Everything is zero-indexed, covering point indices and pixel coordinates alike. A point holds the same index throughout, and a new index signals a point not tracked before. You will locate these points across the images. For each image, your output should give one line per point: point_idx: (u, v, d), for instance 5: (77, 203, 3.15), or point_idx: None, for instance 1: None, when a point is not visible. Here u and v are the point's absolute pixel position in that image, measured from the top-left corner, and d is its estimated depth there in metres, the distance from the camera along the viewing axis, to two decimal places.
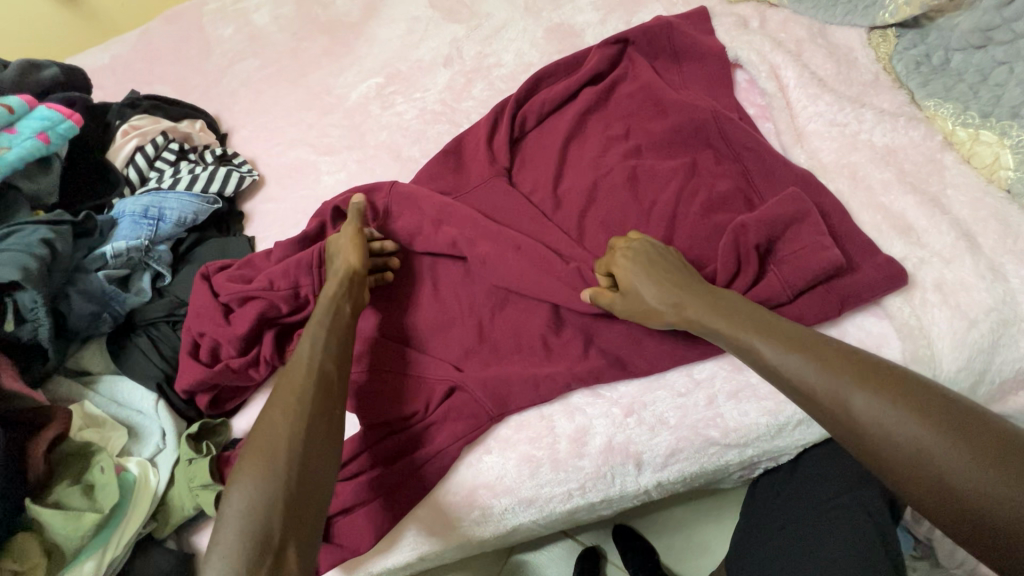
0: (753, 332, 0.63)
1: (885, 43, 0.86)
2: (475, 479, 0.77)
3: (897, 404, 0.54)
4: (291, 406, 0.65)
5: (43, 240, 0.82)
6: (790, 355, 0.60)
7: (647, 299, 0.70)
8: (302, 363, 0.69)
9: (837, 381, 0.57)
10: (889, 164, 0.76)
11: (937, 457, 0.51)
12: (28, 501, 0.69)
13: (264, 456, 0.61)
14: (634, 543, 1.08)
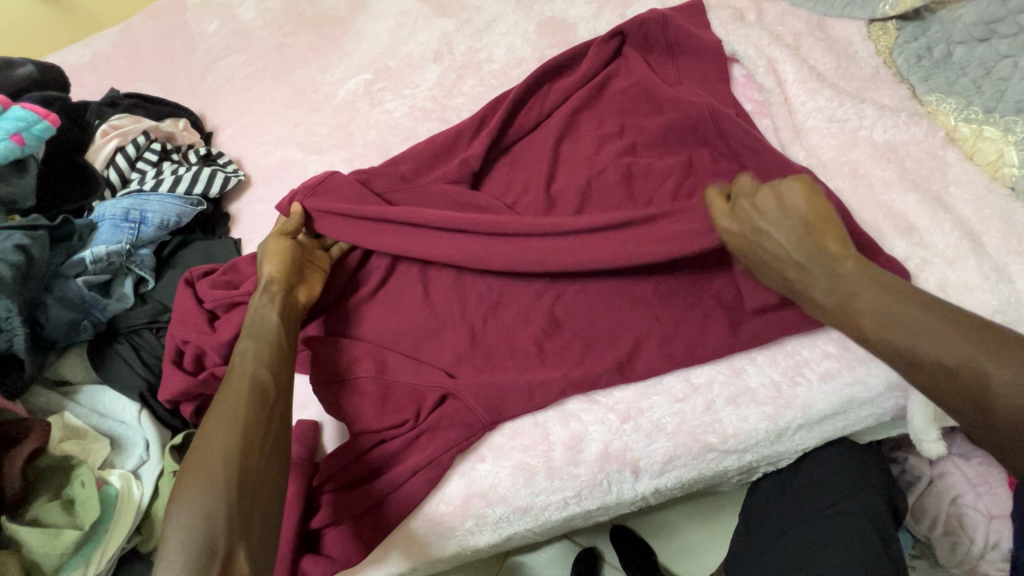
0: (880, 316, 0.57)
1: (885, 36, 0.84)
2: (469, 488, 0.75)
3: None
4: (232, 411, 0.62)
5: (18, 246, 0.79)
6: (918, 338, 0.55)
7: (766, 266, 0.66)
8: (233, 375, 0.66)
9: (974, 369, 0.52)
10: (890, 161, 0.74)
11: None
12: (4, 519, 0.67)
13: (201, 470, 0.58)
14: (631, 544, 1.07)
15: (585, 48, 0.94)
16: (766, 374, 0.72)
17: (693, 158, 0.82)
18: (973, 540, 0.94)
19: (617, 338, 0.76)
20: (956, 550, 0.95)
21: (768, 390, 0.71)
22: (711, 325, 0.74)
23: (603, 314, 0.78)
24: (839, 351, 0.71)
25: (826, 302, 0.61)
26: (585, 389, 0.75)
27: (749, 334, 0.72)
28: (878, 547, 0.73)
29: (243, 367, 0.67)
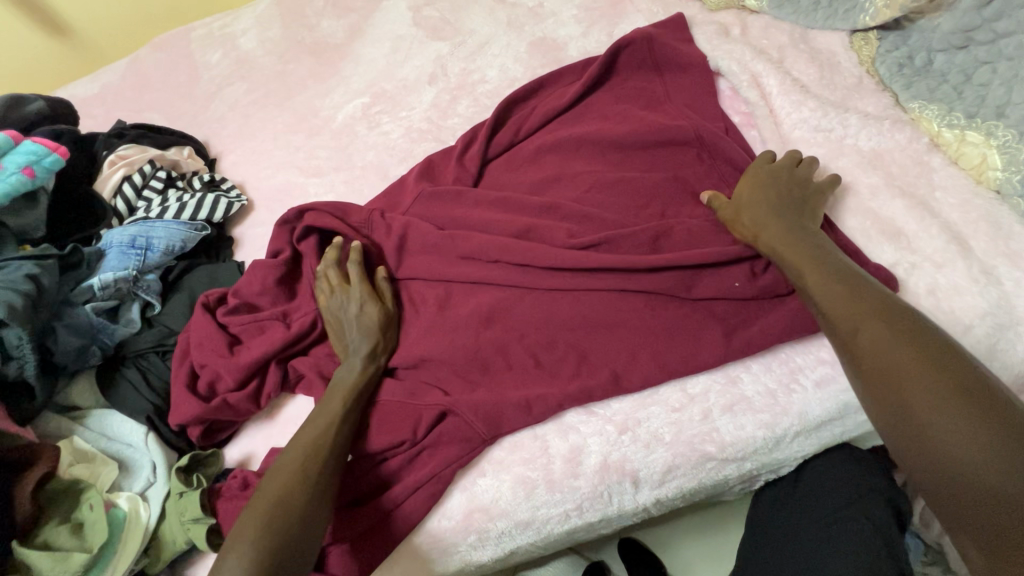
0: (812, 277, 0.66)
1: (867, 46, 0.85)
2: (471, 503, 0.76)
3: (904, 341, 0.58)
4: (321, 447, 0.71)
5: (29, 275, 0.81)
6: (833, 302, 0.63)
7: (745, 206, 0.75)
8: (331, 411, 0.75)
9: (859, 311, 0.61)
10: (875, 168, 0.75)
11: (937, 423, 0.53)
12: (15, 544, 0.68)
13: (286, 494, 0.67)
14: (638, 557, 1.07)
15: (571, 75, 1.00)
16: (762, 382, 0.72)
17: (681, 171, 0.84)
18: None
19: (616, 350, 0.77)
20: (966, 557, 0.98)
21: (763, 398, 0.71)
22: (705, 333, 0.75)
23: (598, 326, 0.79)
24: (832, 357, 0.72)
25: (768, 248, 0.72)
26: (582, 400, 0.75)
27: (743, 342, 0.73)
28: (883, 553, 0.72)
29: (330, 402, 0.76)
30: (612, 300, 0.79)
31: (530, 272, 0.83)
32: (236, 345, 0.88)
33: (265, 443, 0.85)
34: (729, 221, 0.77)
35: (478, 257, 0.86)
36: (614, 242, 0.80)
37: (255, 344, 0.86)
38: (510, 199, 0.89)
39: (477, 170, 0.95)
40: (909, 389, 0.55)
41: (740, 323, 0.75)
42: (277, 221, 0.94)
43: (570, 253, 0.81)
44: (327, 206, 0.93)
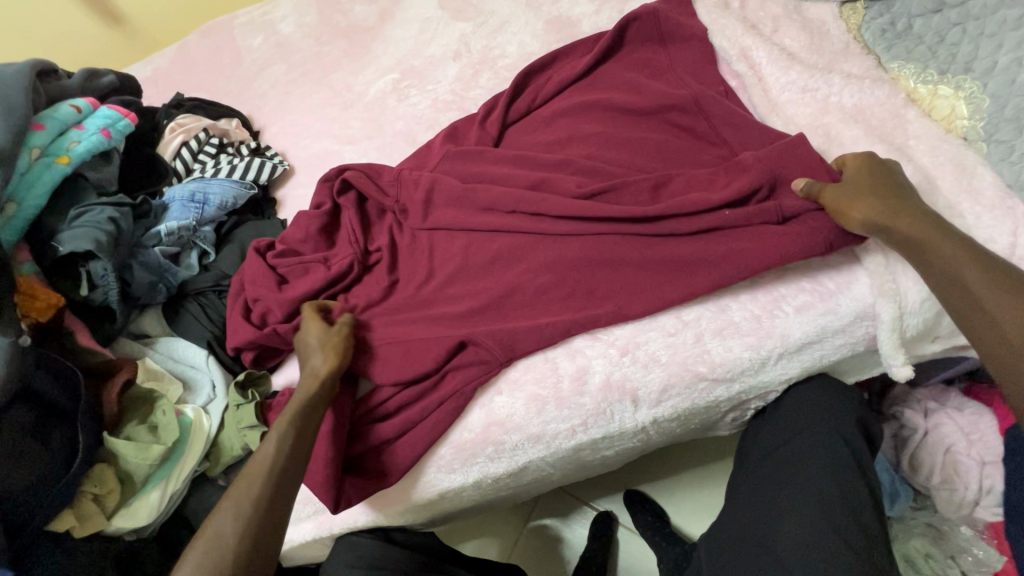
0: (999, 300, 0.64)
1: (854, 15, 0.93)
2: (489, 417, 0.86)
3: (1005, 287, 0.64)
4: (248, 494, 0.71)
5: (110, 218, 0.94)
6: (958, 249, 0.68)
7: (859, 196, 0.73)
8: (262, 460, 0.74)
9: (964, 261, 0.67)
10: (857, 122, 0.83)
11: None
12: (105, 435, 0.81)
13: (208, 545, 0.68)
14: (641, 503, 1.17)
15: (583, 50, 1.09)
16: (748, 309, 0.81)
17: (679, 129, 0.93)
18: (967, 486, 1.02)
19: (618, 286, 0.86)
20: (952, 497, 1.03)
21: (749, 322, 0.80)
22: (703, 266, 0.81)
23: (604, 263, 0.87)
24: (812, 286, 0.80)
25: (928, 263, 0.69)
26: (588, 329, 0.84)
27: (742, 267, 0.79)
28: (852, 467, 0.81)
29: (249, 480, 0.73)
30: (615, 244, 0.87)
31: (542, 218, 0.92)
32: (284, 284, 0.98)
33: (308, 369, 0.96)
34: (834, 204, 0.75)
35: (496, 209, 0.95)
36: (617, 190, 0.89)
37: (302, 282, 0.97)
38: (524, 156, 0.99)
39: (498, 131, 1.05)
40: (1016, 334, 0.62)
41: (740, 253, 0.79)
42: (319, 180, 1.06)
43: (580, 201, 0.89)
44: (363, 166, 1.05)
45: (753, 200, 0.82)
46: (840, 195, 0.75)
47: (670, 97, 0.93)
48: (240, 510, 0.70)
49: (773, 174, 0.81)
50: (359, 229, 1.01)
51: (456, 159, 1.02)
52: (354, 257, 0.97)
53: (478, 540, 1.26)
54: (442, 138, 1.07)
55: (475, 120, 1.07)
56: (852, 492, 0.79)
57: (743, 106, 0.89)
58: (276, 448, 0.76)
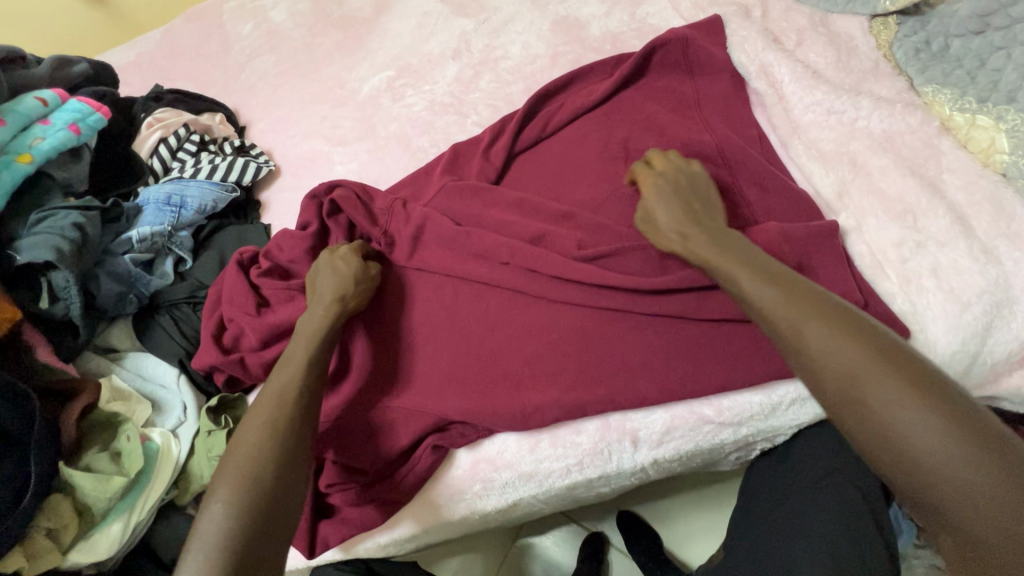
0: (828, 331, 0.56)
1: (885, 31, 0.87)
2: (478, 453, 0.81)
3: (914, 401, 0.50)
4: (271, 417, 0.69)
5: (75, 224, 0.87)
6: (846, 341, 0.55)
7: (659, 217, 0.73)
8: (278, 388, 0.72)
9: (856, 365, 0.53)
10: (886, 150, 0.77)
11: (994, 518, 0.45)
12: (61, 464, 0.74)
13: (241, 477, 0.64)
14: (634, 529, 1.12)
15: (597, 66, 1.01)
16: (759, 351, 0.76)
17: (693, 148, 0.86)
18: None
19: (623, 327, 0.79)
20: None
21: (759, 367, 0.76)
22: (705, 355, 0.76)
23: (608, 324, 0.80)
24: None
25: (732, 289, 0.64)
26: (588, 364, 0.78)
27: (747, 369, 0.74)
28: (868, 520, 0.76)
29: (260, 414, 0.69)
30: (618, 318, 0.80)
31: (540, 254, 0.84)
32: (262, 307, 0.92)
33: None
34: (650, 233, 0.74)
35: (489, 258, 0.88)
36: (623, 256, 0.82)
37: (282, 309, 0.91)
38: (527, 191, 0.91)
39: (500, 170, 0.97)
40: (939, 474, 0.47)
41: (771, 353, 0.74)
42: (306, 196, 0.98)
43: (580, 264, 0.82)
44: (356, 184, 0.97)
45: None
46: (654, 225, 0.73)
47: (688, 132, 0.87)
48: (258, 448, 0.66)
49: (799, 258, 0.71)
50: None
51: (457, 190, 0.95)
52: None
53: (460, 557, 1.20)
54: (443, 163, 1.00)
55: (480, 147, 0.99)
56: (867, 545, 0.74)
57: (765, 156, 0.83)
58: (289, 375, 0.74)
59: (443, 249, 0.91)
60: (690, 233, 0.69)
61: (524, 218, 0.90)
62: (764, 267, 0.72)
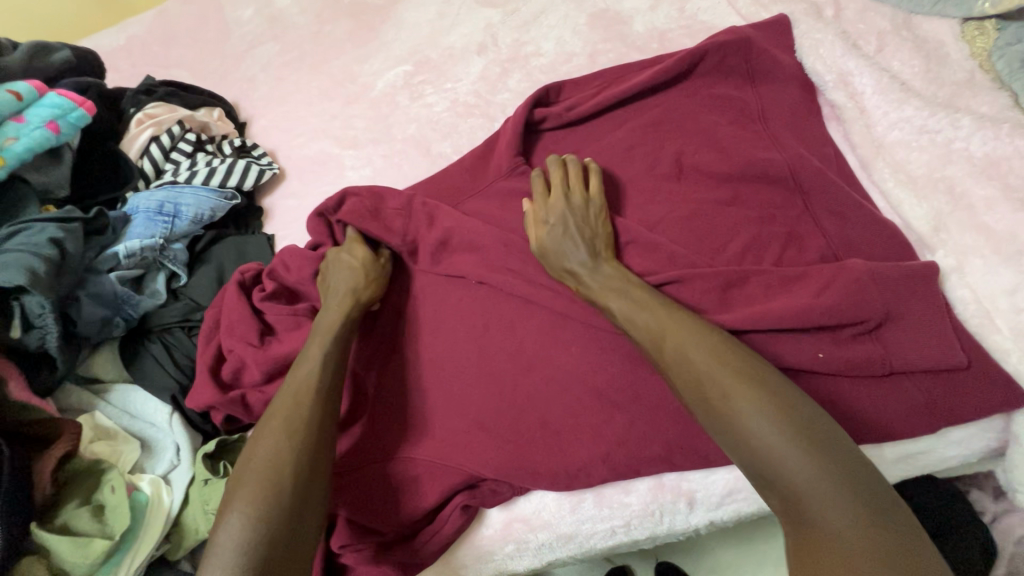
0: (651, 315, 0.62)
1: (982, 37, 0.76)
2: (511, 511, 0.72)
3: (745, 392, 0.53)
4: (289, 411, 0.63)
5: (52, 239, 0.76)
6: (685, 334, 0.59)
7: (553, 246, 0.72)
8: (299, 382, 0.66)
9: (698, 361, 0.56)
10: (992, 178, 0.66)
11: (815, 497, 0.47)
12: (35, 525, 0.65)
13: (263, 477, 0.58)
14: None
15: (644, 67, 0.90)
16: None
17: (759, 166, 0.75)
18: None
19: None
20: None
21: None
22: None
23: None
24: None
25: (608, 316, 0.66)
26: (641, 416, 0.69)
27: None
28: None
29: (280, 413, 0.63)
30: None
31: None
32: (267, 336, 0.81)
33: None
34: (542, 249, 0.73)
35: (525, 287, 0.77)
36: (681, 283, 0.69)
37: (289, 339, 0.80)
38: None
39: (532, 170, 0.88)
40: (785, 463, 0.49)
41: (855, 417, 0.61)
42: (313, 211, 0.86)
43: None
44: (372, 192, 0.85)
45: (849, 331, 0.62)
46: (554, 251, 0.72)
47: (753, 149, 0.77)
48: (276, 445, 0.60)
49: (890, 304, 0.61)
50: None
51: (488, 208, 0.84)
52: None
53: None
54: (469, 175, 0.89)
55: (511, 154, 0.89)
56: None
57: (844, 181, 0.72)
58: (310, 369, 0.68)
59: (467, 274, 0.80)
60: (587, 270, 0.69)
61: None
62: (842, 315, 0.61)
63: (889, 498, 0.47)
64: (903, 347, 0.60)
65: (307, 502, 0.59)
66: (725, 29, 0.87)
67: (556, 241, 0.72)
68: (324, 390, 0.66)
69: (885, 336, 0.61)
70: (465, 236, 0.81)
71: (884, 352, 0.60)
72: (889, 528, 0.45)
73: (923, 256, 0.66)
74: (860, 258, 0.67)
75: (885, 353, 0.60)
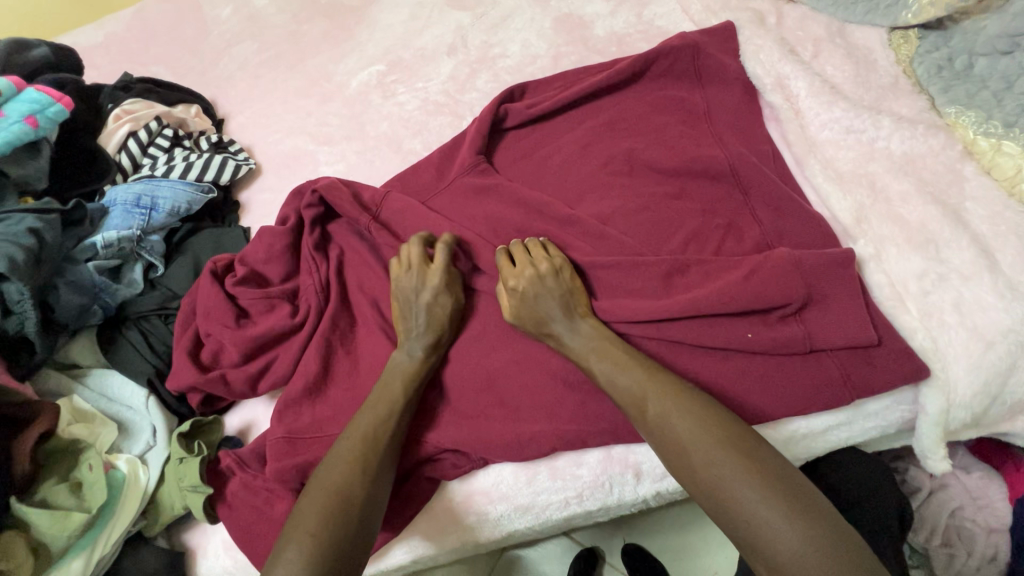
0: (619, 369, 0.67)
1: (906, 45, 0.83)
2: (472, 485, 0.76)
3: (677, 409, 0.62)
4: (358, 459, 0.68)
5: (31, 229, 0.79)
6: (627, 362, 0.67)
7: (534, 299, 0.72)
8: (372, 424, 0.70)
9: (640, 388, 0.65)
10: (907, 174, 0.73)
11: (736, 500, 0.56)
12: (14, 499, 0.68)
13: (328, 519, 0.63)
14: (637, 561, 1.07)
15: (602, 70, 0.96)
16: None
17: (702, 163, 0.81)
18: (969, 554, 0.85)
19: None
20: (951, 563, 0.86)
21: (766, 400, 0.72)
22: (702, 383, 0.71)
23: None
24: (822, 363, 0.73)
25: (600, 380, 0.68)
26: (591, 394, 0.74)
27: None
28: None
29: (383, 411, 0.72)
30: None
31: None
32: (241, 317, 0.86)
33: (265, 412, 0.85)
34: (521, 314, 0.73)
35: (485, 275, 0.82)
36: (628, 270, 0.75)
37: (264, 320, 0.86)
38: (527, 202, 0.85)
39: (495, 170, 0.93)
40: (709, 471, 0.58)
41: (784, 388, 0.66)
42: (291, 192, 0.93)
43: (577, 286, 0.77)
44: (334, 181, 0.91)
45: (777, 314, 0.68)
46: (532, 313, 0.72)
47: (698, 146, 0.82)
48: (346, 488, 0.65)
49: (811, 288, 0.68)
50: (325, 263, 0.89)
51: (454, 202, 0.89)
52: (315, 291, 0.86)
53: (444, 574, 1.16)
54: (436, 170, 0.94)
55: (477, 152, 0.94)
56: None
57: (779, 177, 0.78)
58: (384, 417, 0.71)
59: None
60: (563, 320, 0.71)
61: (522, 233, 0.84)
62: (769, 298, 0.67)
63: (830, 512, 0.55)
64: (823, 328, 0.66)
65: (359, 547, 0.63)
66: (676, 35, 0.93)
67: (530, 307, 0.72)
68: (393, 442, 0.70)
69: (808, 318, 0.67)
70: (430, 227, 0.86)
71: (806, 332, 0.66)
72: (797, 518, 0.54)
73: (846, 245, 0.72)
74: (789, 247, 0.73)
75: (807, 333, 0.66)
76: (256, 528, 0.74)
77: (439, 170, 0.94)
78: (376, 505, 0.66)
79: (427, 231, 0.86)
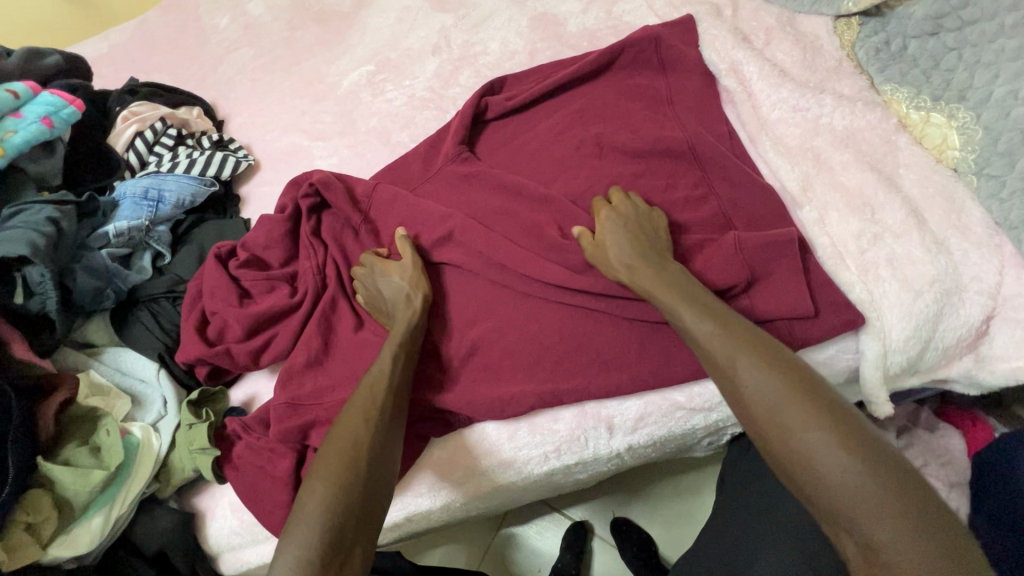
0: (740, 359, 0.62)
1: (849, 31, 0.90)
2: (459, 443, 0.83)
3: (770, 374, 0.60)
4: (370, 409, 0.72)
5: (50, 219, 0.86)
6: (716, 317, 0.66)
7: (614, 237, 0.77)
8: (381, 377, 0.75)
9: (727, 344, 0.63)
10: (847, 146, 0.81)
11: (824, 473, 0.54)
12: (40, 459, 0.75)
13: (344, 464, 0.68)
14: (625, 531, 1.13)
15: (574, 62, 1.03)
16: None
17: (664, 142, 0.87)
18: None
19: (598, 323, 0.81)
20: None
21: None
22: (665, 335, 0.79)
23: (586, 318, 0.82)
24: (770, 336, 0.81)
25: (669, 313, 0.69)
26: (566, 355, 0.81)
27: None
28: None
29: (385, 366, 0.77)
30: (589, 314, 0.82)
31: (512, 250, 0.85)
32: (245, 298, 0.93)
33: (267, 385, 0.92)
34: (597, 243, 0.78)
35: (468, 251, 0.89)
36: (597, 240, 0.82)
37: (265, 300, 0.93)
38: (506, 184, 0.93)
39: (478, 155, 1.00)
40: (801, 439, 0.56)
41: None
42: (290, 181, 1.00)
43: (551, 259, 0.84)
44: (327, 172, 0.98)
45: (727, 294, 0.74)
46: (605, 247, 0.77)
47: (661, 127, 0.89)
48: (357, 435, 0.70)
49: (762, 251, 0.74)
50: (320, 247, 0.95)
51: (439, 187, 0.97)
52: (312, 274, 0.92)
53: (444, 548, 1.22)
54: (422, 159, 1.01)
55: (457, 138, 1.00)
56: None
57: (735, 154, 0.85)
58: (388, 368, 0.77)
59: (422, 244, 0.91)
60: (638, 261, 0.73)
61: (500, 212, 0.91)
62: (723, 268, 0.74)
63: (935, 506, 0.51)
64: (775, 294, 0.72)
65: (375, 491, 0.68)
66: (640, 28, 1.00)
67: (607, 244, 0.77)
68: (396, 392, 0.75)
69: (761, 284, 0.74)
70: (417, 208, 0.93)
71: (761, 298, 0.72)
72: (901, 505, 0.51)
73: (794, 211, 0.79)
74: (743, 215, 0.80)
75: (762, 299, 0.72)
76: (261, 485, 0.80)
77: (425, 159, 1.01)
78: (388, 452, 0.71)
79: (410, 213, 0.93)
